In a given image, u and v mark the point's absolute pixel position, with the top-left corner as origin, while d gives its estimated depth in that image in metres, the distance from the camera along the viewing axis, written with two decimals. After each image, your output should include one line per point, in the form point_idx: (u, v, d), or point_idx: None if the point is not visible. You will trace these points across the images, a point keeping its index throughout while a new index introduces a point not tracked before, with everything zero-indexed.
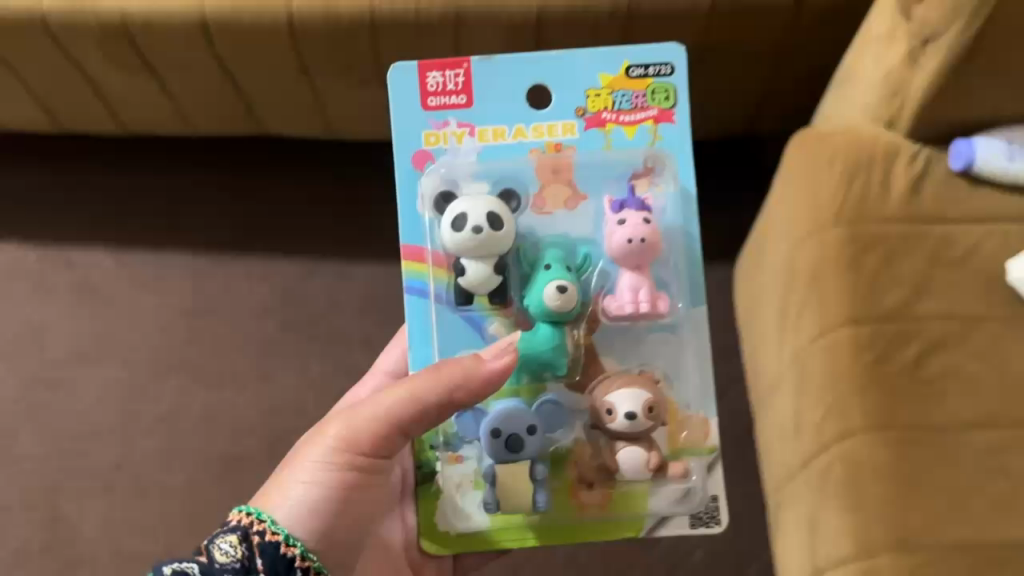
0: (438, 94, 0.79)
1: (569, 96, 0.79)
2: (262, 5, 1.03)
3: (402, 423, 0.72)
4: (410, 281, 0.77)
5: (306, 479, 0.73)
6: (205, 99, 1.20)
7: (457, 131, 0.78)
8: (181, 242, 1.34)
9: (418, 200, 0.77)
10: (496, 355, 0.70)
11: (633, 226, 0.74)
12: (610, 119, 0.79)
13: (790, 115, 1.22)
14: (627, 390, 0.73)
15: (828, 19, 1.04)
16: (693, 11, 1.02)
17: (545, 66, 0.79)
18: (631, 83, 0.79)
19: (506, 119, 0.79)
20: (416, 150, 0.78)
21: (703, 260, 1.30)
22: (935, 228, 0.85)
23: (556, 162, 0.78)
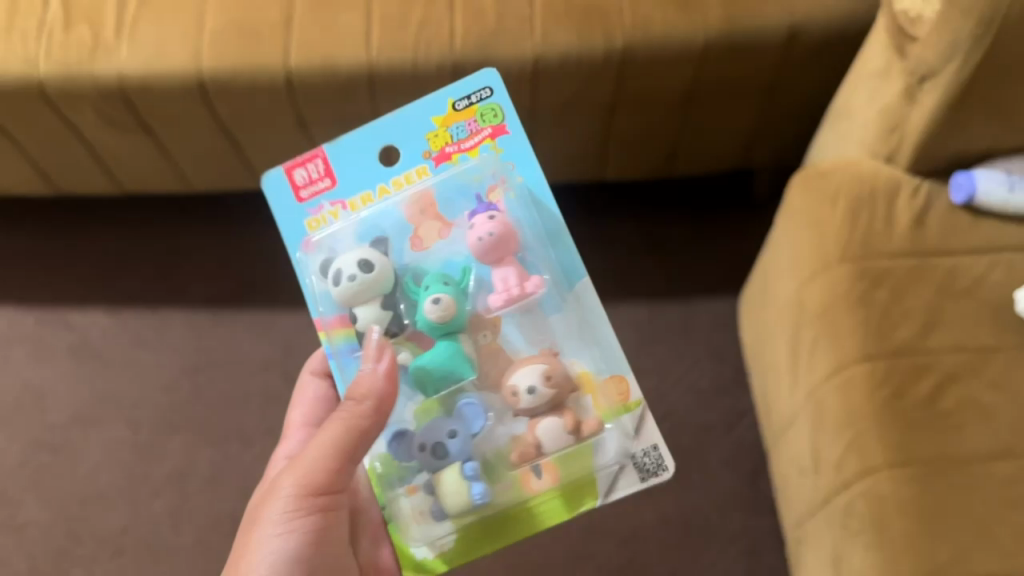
0: (308, 186, 0.81)
1: (411, 145, 0.81)
2: (261, 64, 1.04)
3: (341, 449, 0.72)
4: (326, 349, 0.79)
5: (281, 531, 0.72)
6: (202, 157, 1.20)
7: (332, 209, 0.80)
8: (181, 298, 1.33)
9: (313, 278, 0.79)
10: (379, 360, 0.74)
11: (481, 224, 0.77)
12: (453, 151, 0.80)
13: (783, 150, 1.23)
14: (526, 366, 0.75)
15: (817, 56, 1.06)
16: (686, 53, 1.04)
17: (392, 126, 0.81)
18: (465, 113, 0.81)
19: (366, 184, 0.81)
20: (301, 238, 0.80)
21: (704, 293, 1.31)
22: (941, 261, 0.86)
23: (420, 202, 0.80)
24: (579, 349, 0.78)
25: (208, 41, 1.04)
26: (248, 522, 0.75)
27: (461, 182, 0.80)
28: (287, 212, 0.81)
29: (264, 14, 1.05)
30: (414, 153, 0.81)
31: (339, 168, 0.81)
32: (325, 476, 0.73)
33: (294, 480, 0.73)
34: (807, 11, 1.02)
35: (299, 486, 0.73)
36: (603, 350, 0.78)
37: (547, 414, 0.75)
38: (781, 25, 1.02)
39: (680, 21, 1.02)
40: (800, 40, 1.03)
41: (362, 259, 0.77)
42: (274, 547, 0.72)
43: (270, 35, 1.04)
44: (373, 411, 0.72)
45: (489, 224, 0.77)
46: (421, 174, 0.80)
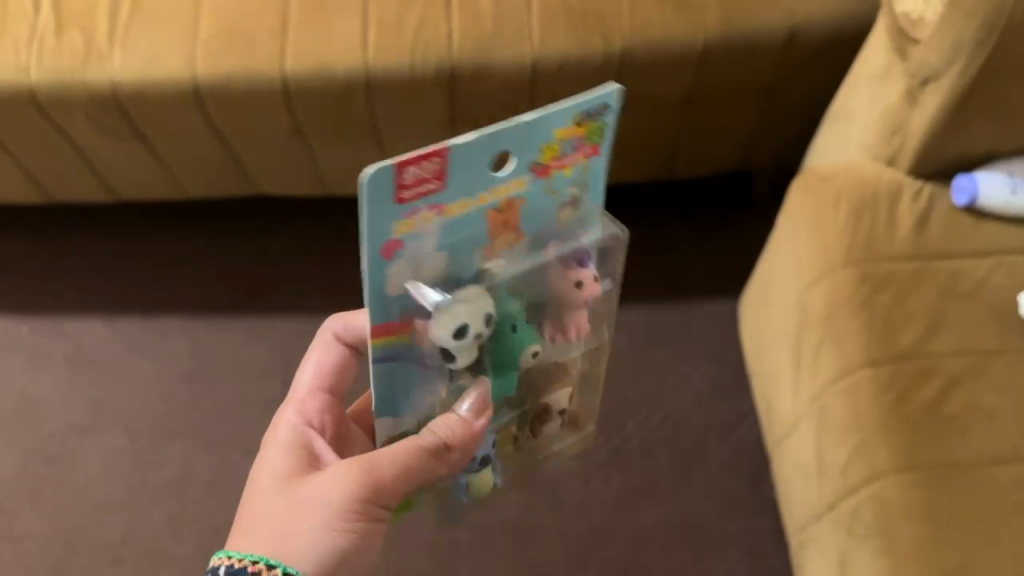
0: (412, 186, 0.61)
1: (523, 151, 0.64)
2: (256, 68, 1.03)
3: (411, 474, 0.71)
4: (377, 355, 0.69)
5: (332, 528, 0.69)
6: (197, 162, 1.19)
7: (427, 212, 0.63)
8: (177, 305, 1.32)
9: (389, 282, 0.65)
10: (475, 411, 0.74)
11: (589, 287, 0.75)
12: (556, 168, 0.67)
13: (781, 152, 1.23)
14: (561, 390, 0.86)
15: (816, 57, 1.06)
16: (685, 55, 1.04)
17: (509, 129, 0.62)
18: (579, 129, 0.65)
19: (467, 189, 0.64)
20: (384, 243, 0.63)
21: (703, 294, 1.31)
22: (943, 264, 0.86)
23: (506, 216, 0.68)
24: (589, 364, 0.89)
25: (203, 47, 1.03)
26: (286, 506, 0.71)
27: (553, 210, 0.70)
28: (379, 215, 0.61)
29: (258, 19, 1.04)
30: (521, 162, 0.65)
31: (449, 167, 0.62)
32: (389, 494, 0.71)
33: (358, 485, 0.70)
34: (805, 14, 1.02)
35: (362, 494, 0.70)
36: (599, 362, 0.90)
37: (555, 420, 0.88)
38: (780, 26, 1.02)
39: (679, 23, 1.02)
40: (798, 41, 1.04)
41: (485, 313, 0.69)
42: (321, 548, 0.69)
43: (266, 40, 1.03)
44: (456, 449, 0.73)
45: (593, 288, 0.76)
46: (519, 187, 0.67)
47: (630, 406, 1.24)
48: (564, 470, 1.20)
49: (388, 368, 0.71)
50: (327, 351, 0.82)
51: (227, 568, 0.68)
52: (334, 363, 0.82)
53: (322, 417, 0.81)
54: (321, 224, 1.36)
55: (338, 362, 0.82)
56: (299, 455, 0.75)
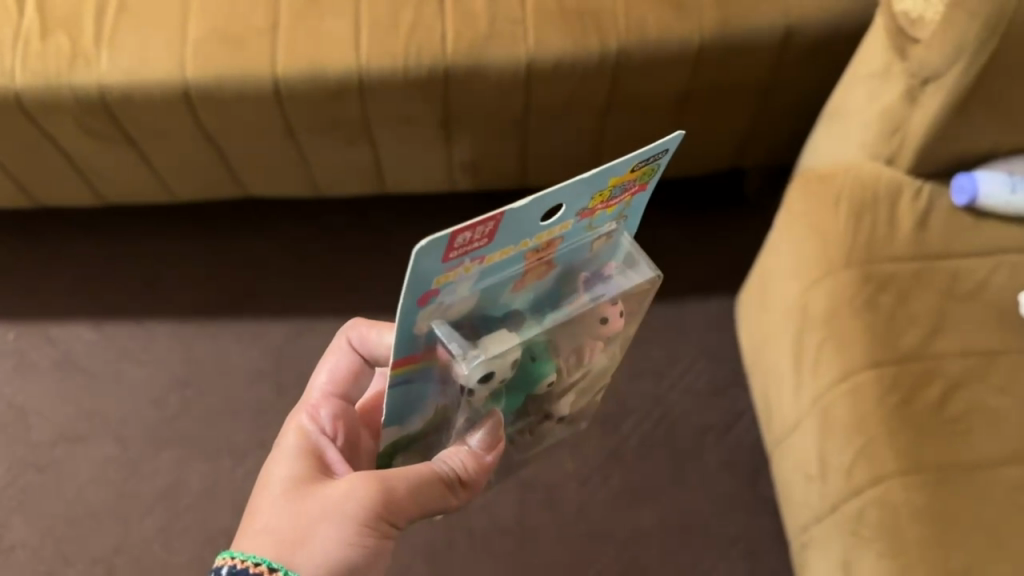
0: (462, 247, 0.59)
1: (575, 201, 0.63)
2: (248, 71, 1.01)
3: (424, 497, 0.71)
4: (394, 381, 0.68)
5: (346, 539, 0.67)
6: (187, 165, 1.17)
7: (469, 264, 0.62)
8: (168, 309, 1.30)
9: (419, 324, 0.64)
10: (486, 446, 0.76)
11: (614, 320, 0.74)
12: (599, 208, 0.66)
13: (775, 150, 1.23)
14: (566, 401, 0.85)
15: (812, 56, 1.06)
16: (681, 55, 1.03)
17: (568, 186, 0.60)
18: (633, 175, 0.64)
19: (515, 238, 0.63)
20: (425, 295, 0.62)
21: (699, 293, 1.30)
22: (944, 264, 0.86)
23: (543, 254, 0.67)
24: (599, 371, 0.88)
25: (193, 49, 1.01)
26: (297, 515, 0.68)
27: (588, 242, 0.69)
28: (428, 271, 0.59)
29: (249, 20, 1.02)
30: (570, 210, 0.64)
31: (502, 225, 0.60)
32: (402, 513, 0.70)
33: (376, 499, 0.69)
34: (802, 12, 1.01)
35: (379, 508, 0.69)
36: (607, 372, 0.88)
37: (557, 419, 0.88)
38: (777, 25, 1.02)
39: (675, 23, 1.01)
40: (795, 39, 1.03)
41: (513, 359, 0.68)
42: (333, 558, 0.67)
43: (257, 42, 1.01)
44: (465, 480, 0.75)
45: (616, 323, 0.75)
46: (562, 229, 0.66)
47: (627, 407, 1.23)
48: (562, 472, 1.20)
49: (403, 390, 0.70)
50: (341, 358, 0.80)
51: (229, 568, 0.65)
52: (347, 371, 0.80)
53: (335, 423, 0.78)
54: (312, 226, 1.35)
55: (351, 368, 0.80)
56: (309, 463, 0.73)
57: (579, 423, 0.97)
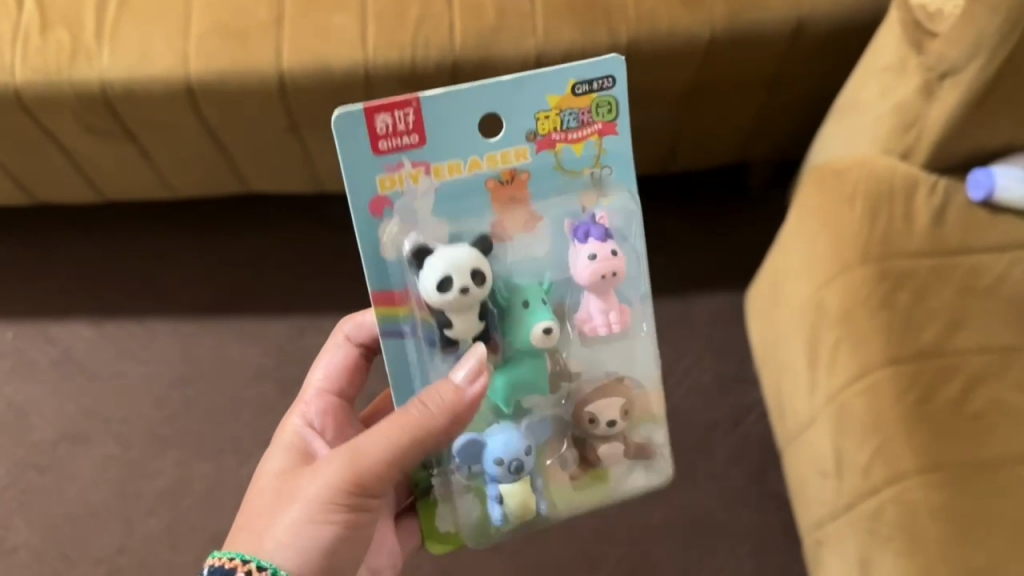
0: (390, 137, 0.69)
1: (518, 119, 0.71)
2: (251, 65, 1.00)
3: (397, 461, 0.69)
4: (383, 326, 0.73)
5: (306, 516, 0.70)
6: (187, 161, 1.15)
7: (413, 172, 0.70)
8: (168, 307, 1.29)
9: (380, 244, 0.71)
10: (469, 378, 0.70)
11: (604, 262, 0.74)
12: (559, 140, 0.72)
13: (782, 144, 1.22)
14: (606, 398, 0.77)
15: (822, 50, 1.05)
16: (691, 48, 1.02)
17: (496, 89, 0.70)
18: (580, 100, 0.71)
19: (460, 151, 0.71)
20: (371, 197, 0.70)
21: (705, 288, 1.29)
22: (962, 259, 0.85)
23: (512, 190, 0.73)
24: (647, 375, 0.81)
25: (196, 44, 1.00)
26: (275, 498, 0.73)
27: (566, 186, 0.75)
28: (363, 162, 0.69)
29: (253, 13, 1.00)
30: (516, 130, 0.71)
31: (435, 125, 0.70)
32: (372, 485, 0.70)
33: (336, 479, 0.70)
34: (813, 4, 1.00)
35: (342, 487, 0.70)
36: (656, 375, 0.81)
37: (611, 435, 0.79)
38: (788, 18, 1.01)
39: (684, 16, 1.00)
40: (805, 33, 1.02)
41: (473, 268, 0.71)
42: (302, 539, 0.70)
43: (262, 35, 1.00)
44: (434, 425, 0.69)
45: (611, 262, 0.74)
46: (520, 157, 0.72)
47: None
48: None
49: (400, 345, 0.74)
50: (339, 353, 0.89)
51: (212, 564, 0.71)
52: (344, 365, 0.89)
53: (323, 418, 0.86)
54: (312, 222, 1.33)
55: (348, 364, 0.89)
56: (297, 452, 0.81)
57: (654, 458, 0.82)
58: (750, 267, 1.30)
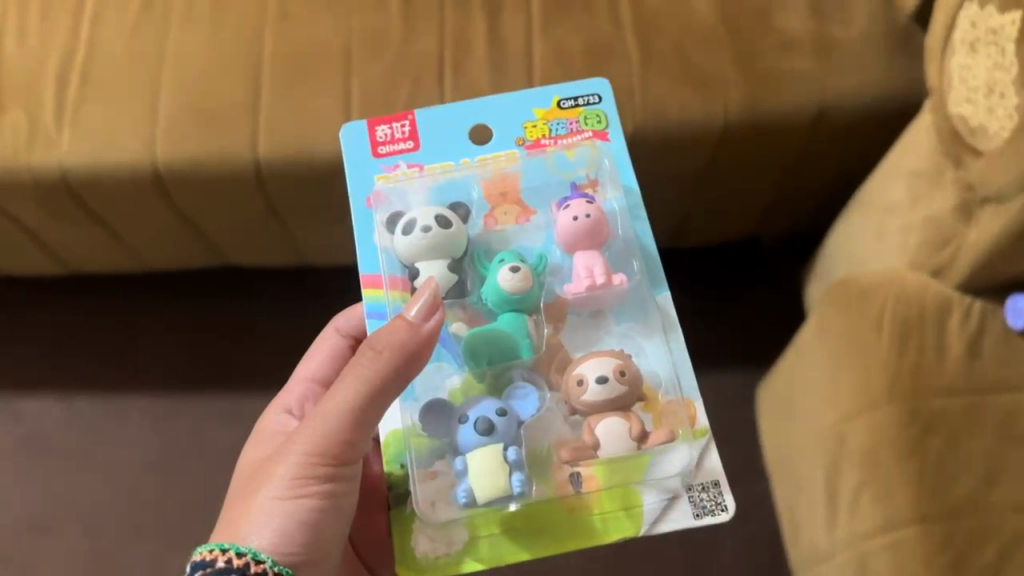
0: (389, 144, 0.77)
1: (508, 129, 0.77)
2: (224, 154, 0.92)
3: (362, 413, 0.64)
4: (367, 308, 0.72)
5: (279, 495, 0.64)
6: (157, 239, 1.07)
7: (407, 170, 0.75)
8: (142, 383, 1.21)
9: (373, 234, 0.74)
10: (423, 316, 0.65)
11: (576, 207, 0.73)
12: (550, 144, 0.76)
13: (799, 221, 1.14)
14: (595, 358, 0.67)
15: (845, 139, 0.97)
16: (704, 137, 0.93)
17: (488, 105, 0.78)
18: (567, 112, 0.78)
19: (452, 155, 0.76)
20: (368, 192, 0.75)
21: (715, 367, 1.20)
22: (1001, 397, 0.77)
23: (503, 184, 0.76)
24: (663, 361, 0.69)
25: (164, 132, 0.92)
26: (247, 486, 0.67)
27: (557, 184, 0.76)
28: (363, 165, 0.76)
29: (227, 94, 0.92)
30: (506, 138, 0.77)
31: (428, 132, 0.77)
32: (346, 446, 0.64)
33: (306, 447, 0.64)
34: (836, 92, 0.92)
35: (312, 455, 0.64)
36: (677, 370, 0.69)
37: (612, 412, 0.66)
38: (808, 107, 0.92)
39: (696, 102, 0.92)
40: (827, 121, 0.94)
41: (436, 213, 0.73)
42: (276, 517, 0.63)
43: (236, 119, 0.92)
44: (393, 367, 0.63)
45: (581, 206, 0.73)
46: (512, 159, 0.75)
47: None
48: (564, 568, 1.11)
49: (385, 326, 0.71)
50: (330, 345, 0.85)
51: (194, 562, 0.62)
52: (335, 359, 0.85)
53: (304, 404, 0.81)
54: (298, 291, 1.24)
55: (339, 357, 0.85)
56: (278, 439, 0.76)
57: (692, 473, 0.65)
58: (764, 346, 1.21)
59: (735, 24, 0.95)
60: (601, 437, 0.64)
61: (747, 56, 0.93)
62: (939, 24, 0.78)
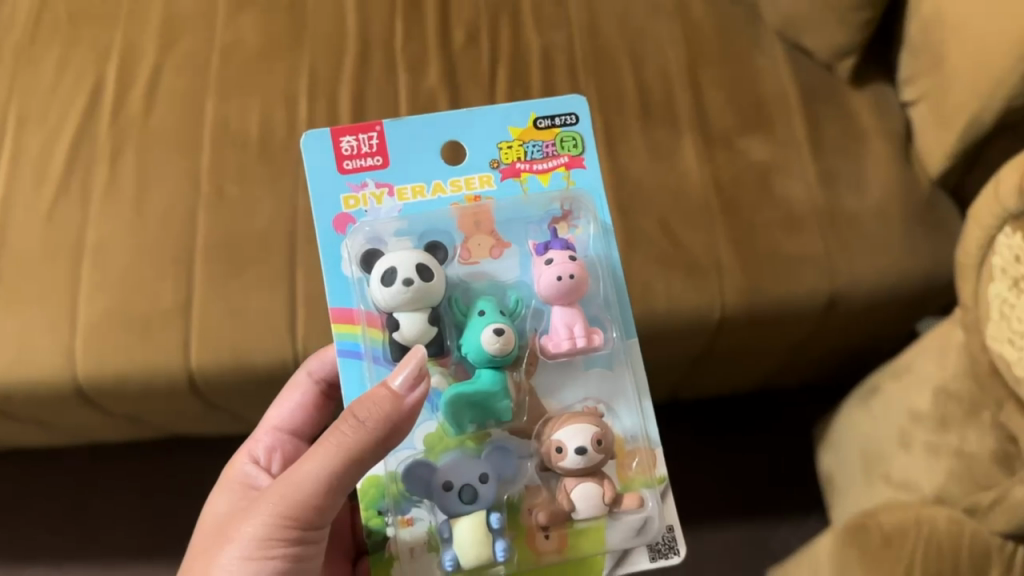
0: (354, 157, 0.64)
1: (479, 149, 0.66)
2: (152, 364, 0.80)
3: (339, 481, 0.55)
4: (340, 346, 0.61)
5: (242, 556, 0.55)
6: (92, 425, 0.96)
7: (377, 191, 0.63)
8: (90, 555, 1.10)
9: (342, 262, 0.62)
10: (408, 384, 0.55)
11: (560, 264, 0.61)
12: (525, 169, 0.65)
13: (812, 377, 1.02)
14: (572, 423, 0.59)
15: (864, 318, 0.85)
16: (699, 331, 0.82)
17: (460, 120, 0.66)
18: (544, 132, 0.66)
19: (422, 176, 0.64)
20: (334, 213, 0.63)
21: (726, 521, 1.06)
22: None
23: (477, 213, 0.63)
24: (632, 415, 0.61)
25: (84, 341, 0.80)
26: (212, 541, 0.59)
27: (529, 212, 0.64)
28: (323, 181, 0.64)
29: (155, 295, 0.81)
30: (478, 159, 0.65)
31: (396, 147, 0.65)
32: (316, 513, 0.55)
33: (274, 511, 0.55)
34: (848, 278, 0.81)
35: (279, 520, 0.55)
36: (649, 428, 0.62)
37: (587, 477, 0.59)
38: (818, 295, 0.81)
39: (687, 290, 0.81)
40: (839, 308, 0.82)
41: (416, 260, 0.59)
42: None
43: (165, 324, 0.81)
44: (376, 435, 0.54)
45: (565, 263, 0.61)
46: (485, 184, 0.64)
47: None
48: None
49: (359, 369, 0.61)
50: (300, 391, 0.73)
51: None
52: (305, 407, 0.74)
53: (271, 455, 0.71)
54: None
55: (311, 406, 0.74)
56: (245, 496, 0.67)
57: (650, 520, 0.59)
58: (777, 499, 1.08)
59: (730, 196, 0.84)
60: (576, 505, 0.58)
61: (746, 237, 0.82)
62: (972, 239, 0.66)
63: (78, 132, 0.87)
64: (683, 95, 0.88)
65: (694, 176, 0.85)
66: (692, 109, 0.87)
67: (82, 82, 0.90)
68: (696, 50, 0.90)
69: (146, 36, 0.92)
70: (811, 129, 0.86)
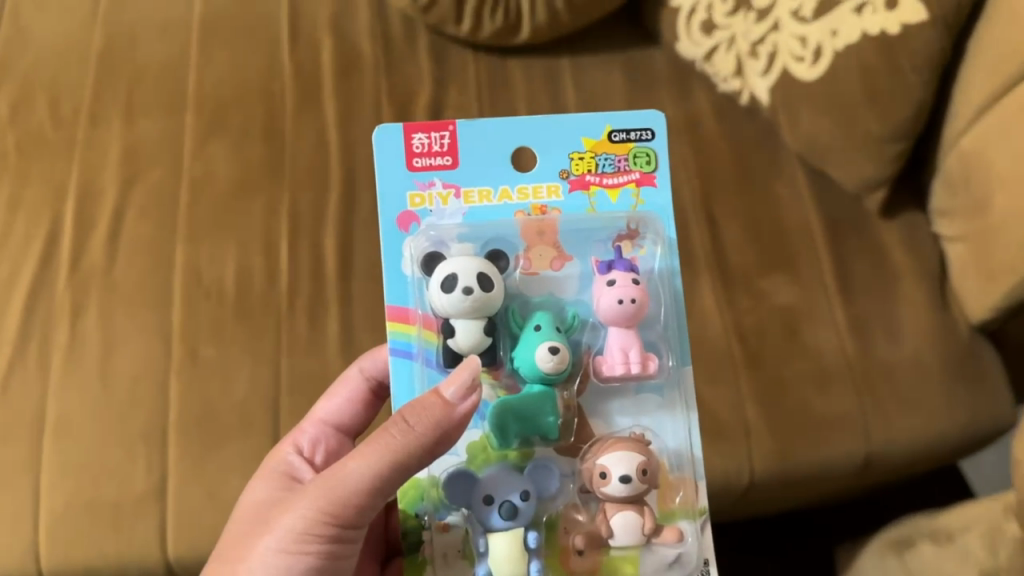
0: (425, 155, 0.57)
1: (549, 156, 0.58)
2: (124, 556, 0.71)
3: (386, 481, 0.48)
4: (392, 346, 0.55)
5: (278, 550, 0.49)
6: None
7: (444, 192, 0.57)
8: None
9: (403, 259, 0.56)
10: (461, 393, 0.49)
11: (623, 285, 0.55)
12: (595, 183, 0.57)
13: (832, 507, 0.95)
14: (620, 445, 0.53)
15: (900, 471, 0.79)
16: (726, 496, 0.75)
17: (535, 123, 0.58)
18: (616, 145, 0.58)
19: (491, 179, 0.57)
20: (398, 211, 0.56)
21: None
22: None
23: (540, 225, 0.57)
24: (678, 440, 0.55)
25: (47, 531, 0.71)
26: (243, 534, 0.52)
27: (597, 225, 0.57)
28: (390, 173, 0.57)
29: (126, 480, 0.72)
30: (546, 167, 0.58)
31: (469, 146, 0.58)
32: (358, 513, 0.49)
33: (313, 504, 0.48)
34: (887, 439, 0.74)
35: (319, 515, 0.48)
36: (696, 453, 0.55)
37: (628, 506, 0.52)
38: (855, 456, 0.74)
39: (713, 457, 0.74)
40: (874, 467, 0.76)
41: (476, 268, 0.54)
42: None
43: (138, 512, 0.72)
44: (425, 441, 0.48)
45: (625, 281, 0.55)
46: (551, 195, 0.57)
47: None
48: None
49: (411, 372, 0.55)
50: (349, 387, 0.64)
51: None
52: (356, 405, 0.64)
53: (315, 446, 0.62)
54: None
55: (362, 402, 0.65)
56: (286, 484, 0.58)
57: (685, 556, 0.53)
58: None
59: (755, 347, 0.77)
60: (614, 534, 0.52)
61: (774, 393, 0.75)
62: None
63: (33, 287, 0.78)
64: (700, 228, 0.81)
65: (714, 323, 0.77)
66: (708, 246, 0.80)
67: (36, 227, 0.80)
68: (711, 176, 0.83)
69: (105, 170, 0.83)
70: (838, 267, 0.79)
